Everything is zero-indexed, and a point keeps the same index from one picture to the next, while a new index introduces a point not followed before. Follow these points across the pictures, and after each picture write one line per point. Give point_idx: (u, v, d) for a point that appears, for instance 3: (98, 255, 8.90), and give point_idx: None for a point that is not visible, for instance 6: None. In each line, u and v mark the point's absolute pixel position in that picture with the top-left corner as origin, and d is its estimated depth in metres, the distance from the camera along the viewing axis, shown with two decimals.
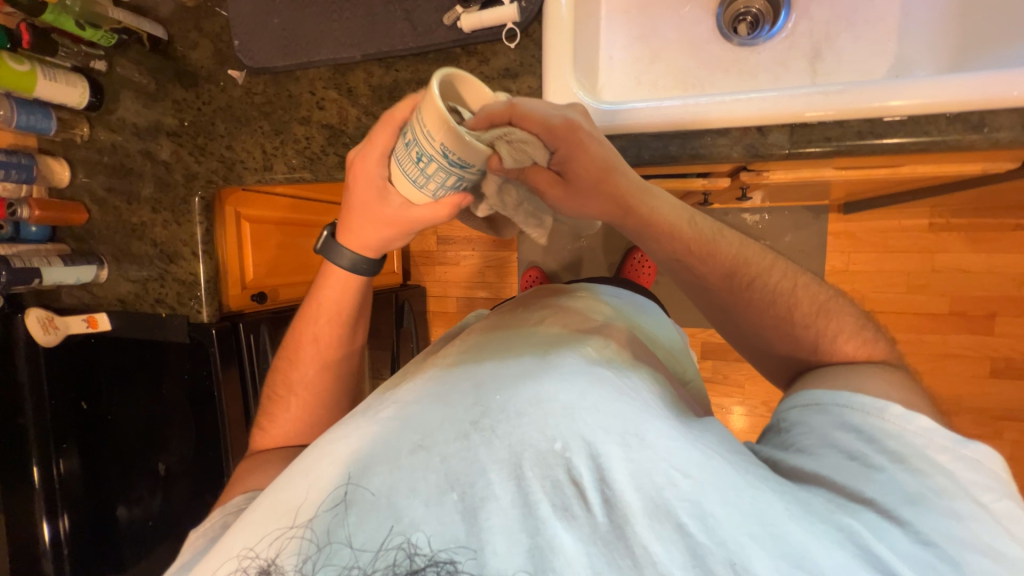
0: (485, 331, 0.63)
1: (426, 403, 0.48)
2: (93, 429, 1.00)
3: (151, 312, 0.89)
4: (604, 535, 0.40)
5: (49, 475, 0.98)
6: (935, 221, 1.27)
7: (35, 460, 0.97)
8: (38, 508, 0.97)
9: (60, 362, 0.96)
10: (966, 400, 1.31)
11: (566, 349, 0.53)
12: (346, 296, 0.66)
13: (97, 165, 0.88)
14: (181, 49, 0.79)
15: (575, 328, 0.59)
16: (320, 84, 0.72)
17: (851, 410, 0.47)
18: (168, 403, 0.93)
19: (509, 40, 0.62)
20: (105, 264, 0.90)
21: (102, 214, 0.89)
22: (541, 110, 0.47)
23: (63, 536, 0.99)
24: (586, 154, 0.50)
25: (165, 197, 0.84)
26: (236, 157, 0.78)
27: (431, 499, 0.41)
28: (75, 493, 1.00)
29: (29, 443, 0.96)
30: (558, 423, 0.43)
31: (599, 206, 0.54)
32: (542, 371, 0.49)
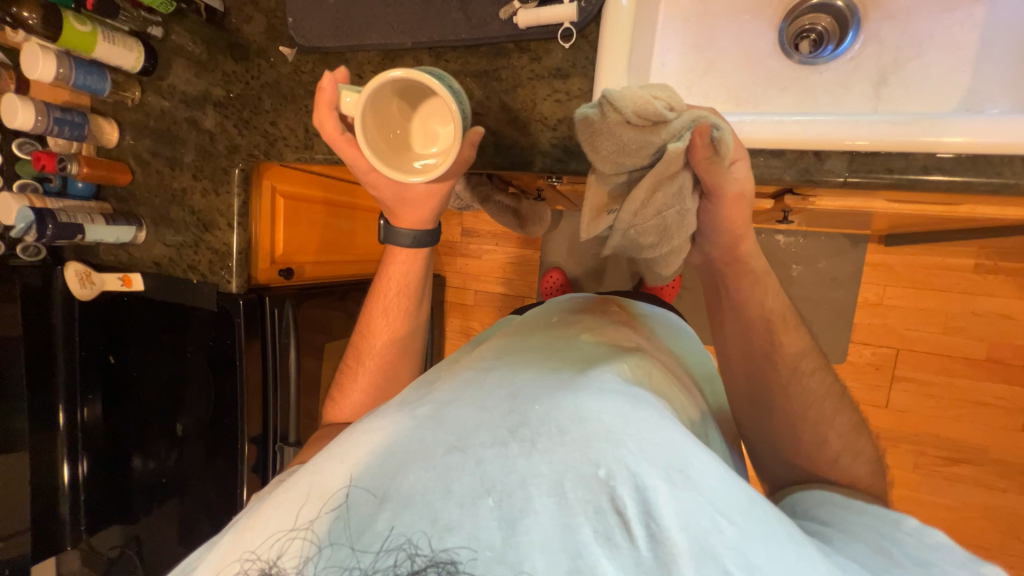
0: (520, 339, 0.64)
1: (462, 406, 0.50)
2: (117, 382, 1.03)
3: (183, 277, 0.91)
4: (648, 568, 0.39)
5: (73, 419, 1.02)
6: (982, 263, 1.21)
7: (62, 405, 1.00)
8: (63, 451, 1.01)
9: (93, 314, 0.99)
10: (992, 452, 1.25)
11: (603, 367, 0.54)
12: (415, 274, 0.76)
13: (145, 129, 0.90)
14: (236, 22, 0.80)
15: (611, 346, 0.60)
16: (368, 68, 0.72)
17: (858, 507, 0.52)
18: (191, 365, 0.96)
19: (564, 39, 0.61)
20: (143, 226, 0.92)
21: (145, 176, 0.92)
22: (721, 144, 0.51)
23: (81, 481, 1.03)
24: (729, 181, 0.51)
25: (207, 166, 0.86)
26: (278, 134, 0.79)
27: (466, 504, 0.42)
28: (98, 441, 1.04)
29: (57, 387, 0.99)
30: (601, 448, 0.43)
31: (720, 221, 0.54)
32: (580, 386, 0.49)
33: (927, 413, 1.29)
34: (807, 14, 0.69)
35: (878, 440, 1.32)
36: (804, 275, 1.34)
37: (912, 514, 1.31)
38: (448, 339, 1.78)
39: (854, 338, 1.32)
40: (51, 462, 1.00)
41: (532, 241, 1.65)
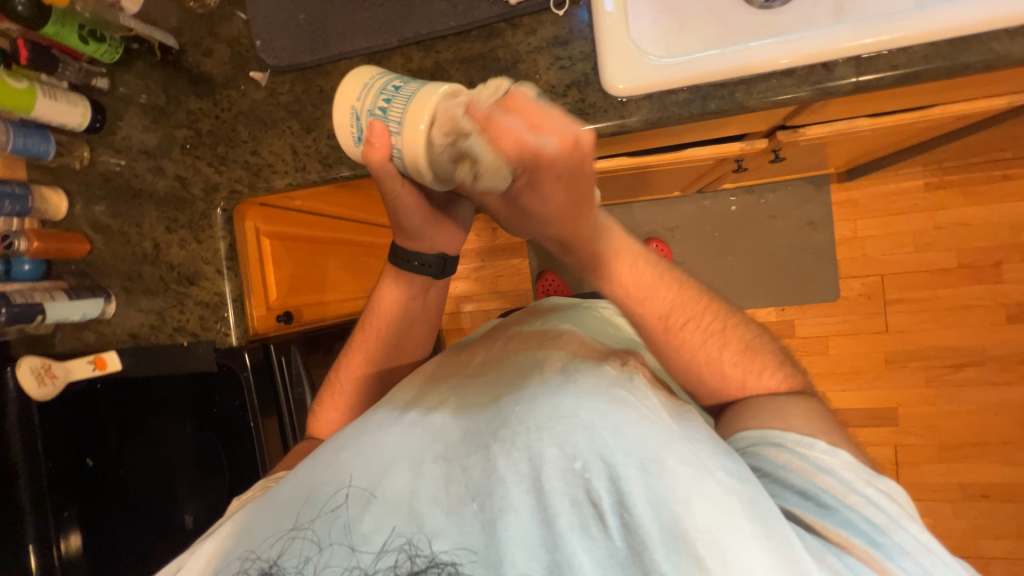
0: (501, 342, 0.64)
1: (452, 415, 0.52)
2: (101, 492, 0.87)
3: (170, 342, 0.80)
4: (620, 555, 0.42)
5: (47, 558, 0.81)
6: (930, 181, 1.33)
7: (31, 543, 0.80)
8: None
9: (58, 417, 0.84)
10: (989, 349, 1.33)
11: (587, 366, 0.52)
12: (411, 293, 0.73)
13: (100, 190, 0.81)
14: (194, 58, 0.75)
15: (597, 348, 0.59)
16: None
17: (789, 447, 0.50)
18: (191, 443, 0.84)
19: (557, 8, 0.62)
20: (111, 296, 0.81)
21: (107, 242, 0.82)
22: (516, 129, 0.40)
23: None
24: (535, 191, 0.45)
25: (182, 214, 0.78)
26: (263, 162, 0.73)
27: (453, 506, 0.45)
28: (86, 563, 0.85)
29: (21, 520, 0.81)
30: (576, 442, 0.45)
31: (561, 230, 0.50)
32: (563, 385, 0.50)
33: (923, 328, 1.36)
34: None
35: (887, 363, 1.38)
36: (782, 224, 1.41)
37: (938, 426, 1.36)
38: None
39: (841, 274, 1.39)
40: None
41: (517, 250, 1.63)
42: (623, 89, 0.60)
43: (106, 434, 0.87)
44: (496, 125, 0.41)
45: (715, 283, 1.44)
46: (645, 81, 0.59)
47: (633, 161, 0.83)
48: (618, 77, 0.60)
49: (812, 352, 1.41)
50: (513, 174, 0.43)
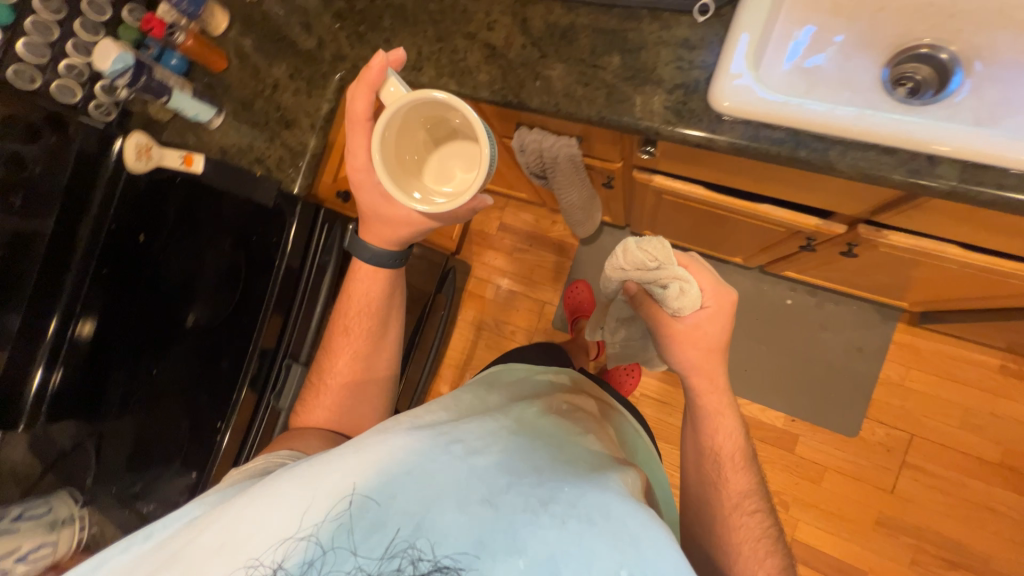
0: (534, 408, 0.65)
1: (495, 461, 0.51)
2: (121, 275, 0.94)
3: (248, 169, 0.90)
4: None
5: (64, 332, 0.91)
6: (1005, 364, 1.24)
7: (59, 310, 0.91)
8: (53, 328, 0.91)
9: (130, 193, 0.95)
10: (995, 564, 1.20)
11: (617, 476, 0.55)
12: (384, 289, 0.80)
13: (254, 24, 0.93)
14: None
15: (610, 453, 0.63)
16: (497, 9, 0.75)
17: None
18: (212, 259, 0.91)
19: (698, 14, 0.65)
20: (222, 111, 0.93)
21: (240, 68, 0.93)
22: (710, 274, 0.68)
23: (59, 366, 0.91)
24: (714, 321, 0.68)
25: (307, 69, 0.88)
26: (389, 52, 0.81)
27: (498, 559, 0.44)
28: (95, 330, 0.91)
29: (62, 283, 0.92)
30: (624, 548, 0.45)
31: (696, 357, 0.70)
32: (605, 485, 0.52)
33: (933, 509, 1.24)
34: (909, 62, 0.75)
35: (878, 526, 1.27)
36: (832, 339, 1.34)
37: None
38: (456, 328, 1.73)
39: (869, 414, 1.30)
40: (37, 338, 0.90)
41: (566, 251, 1.67)
42: (725, 106, 0.61)
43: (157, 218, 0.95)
44: (699, 266, 0.68)
45: (738, 365, 1.39)
46: (748, 106, 0.60)
47: (707, 194, 0.85)
48: (725, 93, 0.61)
49: (805, 477, 1.32)
50: (705, 301, 0.67)
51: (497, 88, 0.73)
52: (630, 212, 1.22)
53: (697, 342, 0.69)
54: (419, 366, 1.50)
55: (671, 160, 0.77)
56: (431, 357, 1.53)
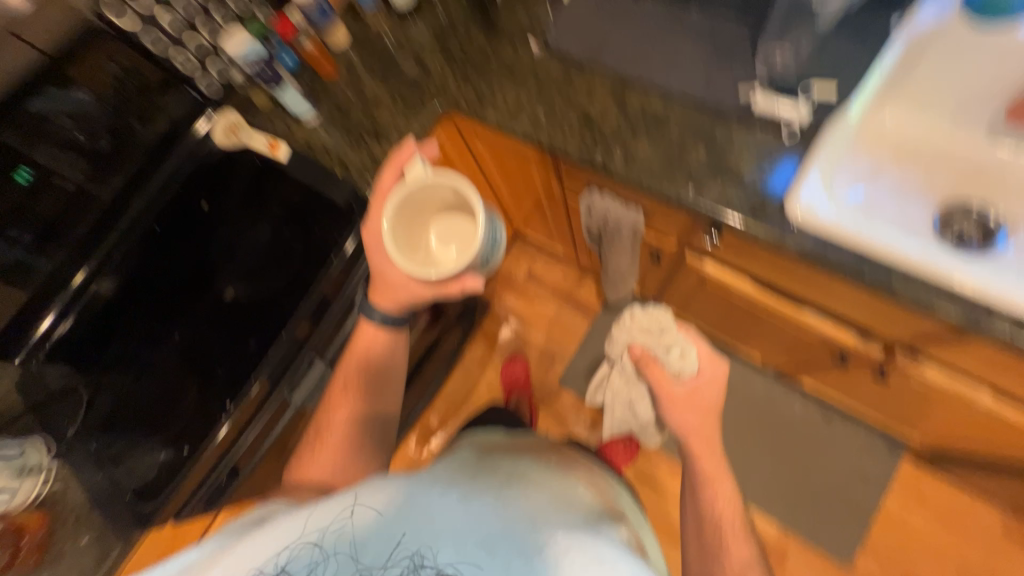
0: (526, 463, 0.66)
1: (494, 500, 0.54)
2: (156, 245, 0.98)
3: (329, 167, 0.95)
4: None
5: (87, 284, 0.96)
6: (1007, 525, 1.22)
7: (91, 261, 0.96)
8: (79, 278, 0.96)
9: (191, 169, 1.01)
10: None
11: (608, 526, 0.56)
12: (389, 349, 0.80)
13: (371, 46, 1.03)
14: (502, 12, 0.95)
15: (601, 501, 0.64)
16: (599, 86, 0.83)
17: None
18: (260, 243, 0.94)
19: (788, 136, 0.72)
20: (318, 111, 0.99)
21: (346, 79, 1.01)
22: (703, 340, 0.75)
23: (71, 313, 0.94)
24: (710, 386, 0.72)
25: (409, 94, 0.95)
26: (491, 98, 0.88)
27: None
28: (124, 284, 0.95)
29: (103, 239, 0.97)
30: None
31: (696, 420, 0.70)
32: (600, 533, 0.53)
33: None
34: (957, 214, 0.79)
35: None
36: (835, 459, 1.33)
37: None
38: (462, 363, 1.71)
39: (866, 547, 1.26)
40: (64, 285, 0.95)
41: (587, 312, 1.70)
42: (800, 216, 0.66)
43: (221, 190, 1.00)
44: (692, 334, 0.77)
45: (739, 465, 1.37)
46: (820, 222, 0.65)
47: (753, 290, 0.89)
48: (801, 206, 0.66)
49: None
50: (699, 367, 0.74)
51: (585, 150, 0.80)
52: (663, 291, 1.26)
53: (696, 405, 0.71)
54: (419, 392, 1.47)
55: (730, 251, 0.81)
56: (433, 387, 1.50)
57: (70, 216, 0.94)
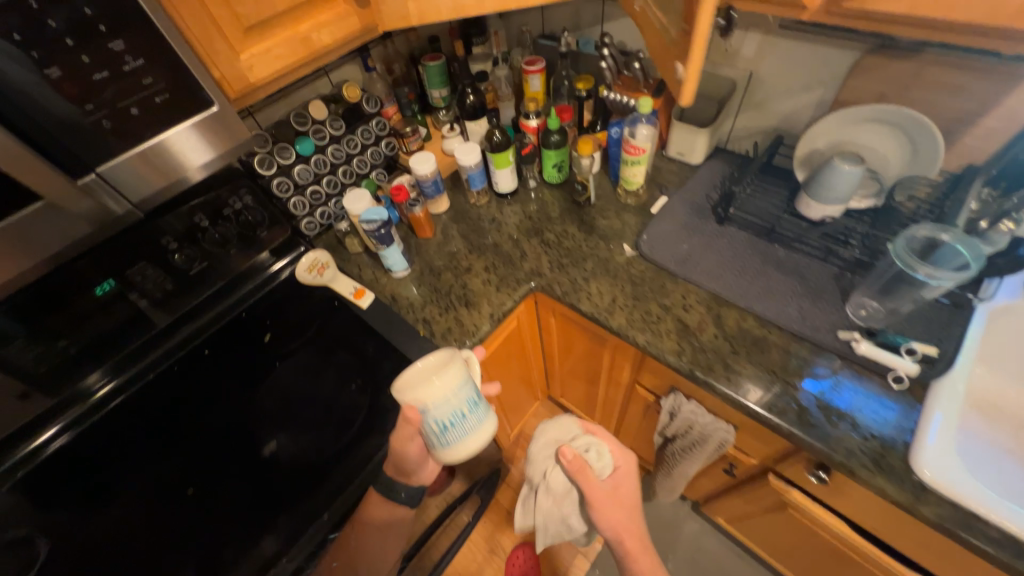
0: None
1: None
2: (203, 370, 0.91)
3: (410, 323, 0.93)
4: None
5: (108, 397, 0.85)
6: None
7: (123, 374, 0.87)
8: (102, 389, 0.85)
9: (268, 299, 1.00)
10: None
11: None
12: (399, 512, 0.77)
13: (467, 218, 1.12)
14: (596, 214, 1.06)
15: None
16: (693, 298, 0.87)
17: None
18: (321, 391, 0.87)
19: (894, 380, 0.72)
20: (410, 268, 1.02)
21: (440, 243, 1.07)
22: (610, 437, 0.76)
23: (80, 425, 0.82)
24: (627, 484, 0.73)
25: (502, 269, 1.00)
26: (585, 288, 0.92)
27: None
28: (153, 404, 0.86)
29: (147, 353, 0.89)
30: None
31: (618, 519, 0.70)
32: None
33: None
34: None
35: None
36: None
37: None
38: (470, 541, 1.46)
39: None
40: (83, 395, 0.83)
41: None
42: (928, 475, 0.62)
43: (290, 327, 0.97)
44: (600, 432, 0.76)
45: None
46: (956, 487, 0.61)
47: (852, 534, 0.80)
48: (929, 464, 0.63)
49: None
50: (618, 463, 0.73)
51: (685, 359, 0.80)
52: (718, 497, 1.15)
53: (621, 499, 0.72)
54: None
55: (836, 492, 0.75)
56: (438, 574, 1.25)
57: (126, 334, 0.85)
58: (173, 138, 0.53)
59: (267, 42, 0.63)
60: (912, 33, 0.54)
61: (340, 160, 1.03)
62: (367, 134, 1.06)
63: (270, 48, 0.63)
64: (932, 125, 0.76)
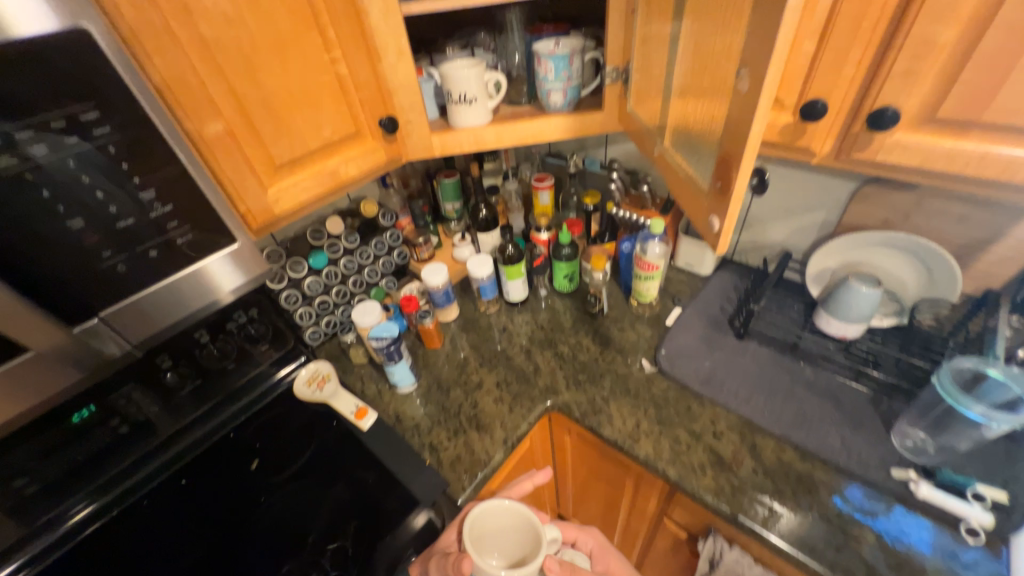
0: None
1: None
2: (194, 493, 0.81)
3: (415, 449, 0.85)
4: None
5: (81, 524, 0.74)
6: None
7: (99, 497, 0.76)
8: (77, 516, 0.74)
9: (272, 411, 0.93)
10: None
11: None
12: None
13: (477, 327, 1.09)
14: (609, 325, 1.04)
15: None
16: (724, 423, 0.81)
17: None
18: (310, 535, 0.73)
19: (969, 534, 0.64)
20: (416, 383, 0.96)
21: (449, 355, 1.03)
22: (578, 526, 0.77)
23: (42, 561, 0.70)
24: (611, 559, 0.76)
25: (515, 385, 0.94)
26: (606, 409, 0.86)
27: None
28: (129, 535, 0.75)
29: (133, 473, 0.80)
30: None
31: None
32: None
33: None
34: None
35: None
36: None
37: None
38: None
39: None
40: (55, 523, 0.72)
41: None
42: None
43: (288, 444, 0.88)
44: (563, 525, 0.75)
45: None
46: None
47: None
48: None
49: None
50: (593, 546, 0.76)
51: (724, 499, 0.71)
52: None
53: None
54: None
55: None
56: None
57: (116, 452, 0.77)
58: (209, 266, 0.53)
59: (296, 176, 0.64)
60: (924, 181, 0.56)
61: (351, 270, 1.02)
62: (380, 245, 1.07)
63: (300, 182, 0.65)
64: (944, 253, 0.78)
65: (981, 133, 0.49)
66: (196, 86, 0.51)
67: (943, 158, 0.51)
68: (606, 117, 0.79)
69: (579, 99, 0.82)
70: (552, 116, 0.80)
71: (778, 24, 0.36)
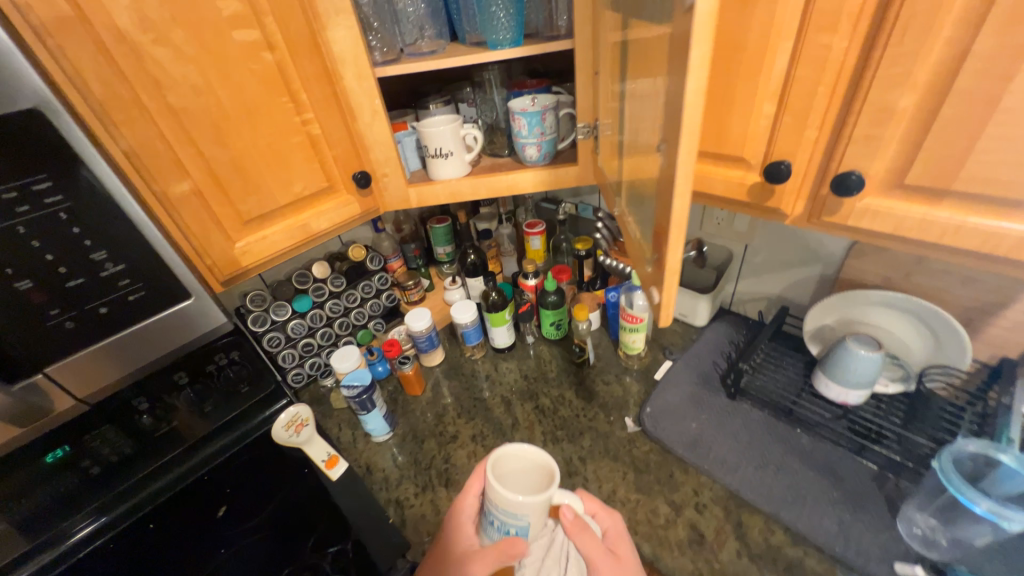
0: None
1: None
2: (198, 526, 0.75)
3: (381, 504, 0.82)
4: None
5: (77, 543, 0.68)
6: None
7: (95, 517, 0.70)
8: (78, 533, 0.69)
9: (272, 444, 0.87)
10: None
11: None
12: None
13: (461, 374, 1.07)
14: (595, 377, 1.00)
15: None
16: (709, 494, 0.75)
17: None
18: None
19: None
20: (392, 432, 0.95)
21: (429, 402, 1.01)
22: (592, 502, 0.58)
23: None
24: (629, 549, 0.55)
25: (492, 438, 0.91)
26: (582, 471, 0.81)
27: None
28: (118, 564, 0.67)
29: (131, 495, 0.74)
30: None
31: None
32: None
33: None
34: None
35: None
36: None
37: None
38: None
39: None
40: (57, 540, 0.67)
41: None
42: None
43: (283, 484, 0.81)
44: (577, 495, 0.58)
45: None
46: None
47: None
48: None
49: None
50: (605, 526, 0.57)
51: None
52: None
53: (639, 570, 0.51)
54: None
55: None
56: None
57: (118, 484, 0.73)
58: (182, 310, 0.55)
59: (267, 230, 0.66)
60: (902, 247, 0.52)
61: (337, 313, 1.03)
62: (368, 288, 1.08)
63: (268, 236, 0.66)
64: (949, 319, 0.72)
65: (954, 201, 0.45)
66: (163, 151, 0.53)
67: (915, 225, 0.48)
68: (581, 170, 0.79)
69: (556, 151, 0.82)
70: (528, 169, 0.80)
71: (684, 104, 0.36)
